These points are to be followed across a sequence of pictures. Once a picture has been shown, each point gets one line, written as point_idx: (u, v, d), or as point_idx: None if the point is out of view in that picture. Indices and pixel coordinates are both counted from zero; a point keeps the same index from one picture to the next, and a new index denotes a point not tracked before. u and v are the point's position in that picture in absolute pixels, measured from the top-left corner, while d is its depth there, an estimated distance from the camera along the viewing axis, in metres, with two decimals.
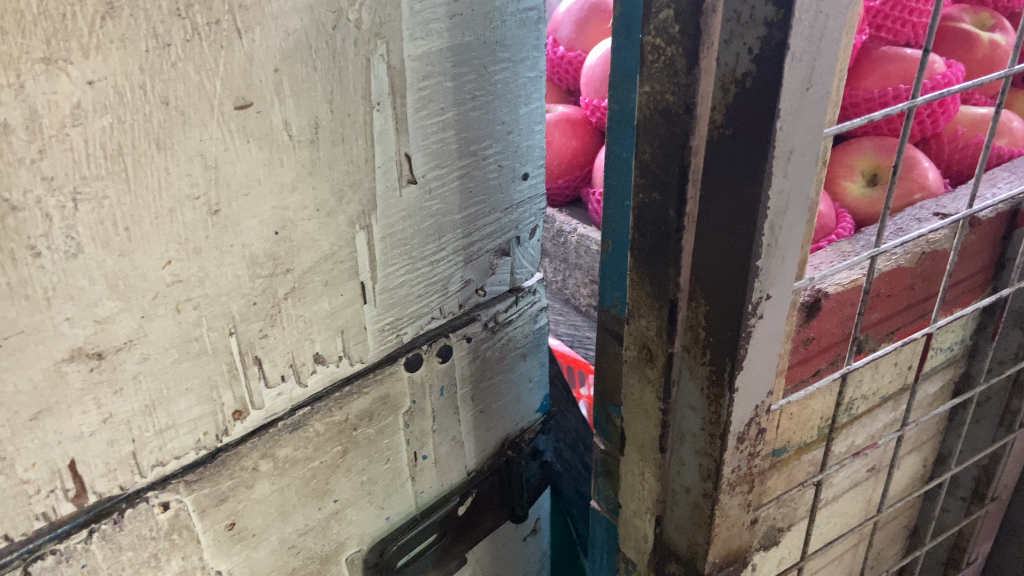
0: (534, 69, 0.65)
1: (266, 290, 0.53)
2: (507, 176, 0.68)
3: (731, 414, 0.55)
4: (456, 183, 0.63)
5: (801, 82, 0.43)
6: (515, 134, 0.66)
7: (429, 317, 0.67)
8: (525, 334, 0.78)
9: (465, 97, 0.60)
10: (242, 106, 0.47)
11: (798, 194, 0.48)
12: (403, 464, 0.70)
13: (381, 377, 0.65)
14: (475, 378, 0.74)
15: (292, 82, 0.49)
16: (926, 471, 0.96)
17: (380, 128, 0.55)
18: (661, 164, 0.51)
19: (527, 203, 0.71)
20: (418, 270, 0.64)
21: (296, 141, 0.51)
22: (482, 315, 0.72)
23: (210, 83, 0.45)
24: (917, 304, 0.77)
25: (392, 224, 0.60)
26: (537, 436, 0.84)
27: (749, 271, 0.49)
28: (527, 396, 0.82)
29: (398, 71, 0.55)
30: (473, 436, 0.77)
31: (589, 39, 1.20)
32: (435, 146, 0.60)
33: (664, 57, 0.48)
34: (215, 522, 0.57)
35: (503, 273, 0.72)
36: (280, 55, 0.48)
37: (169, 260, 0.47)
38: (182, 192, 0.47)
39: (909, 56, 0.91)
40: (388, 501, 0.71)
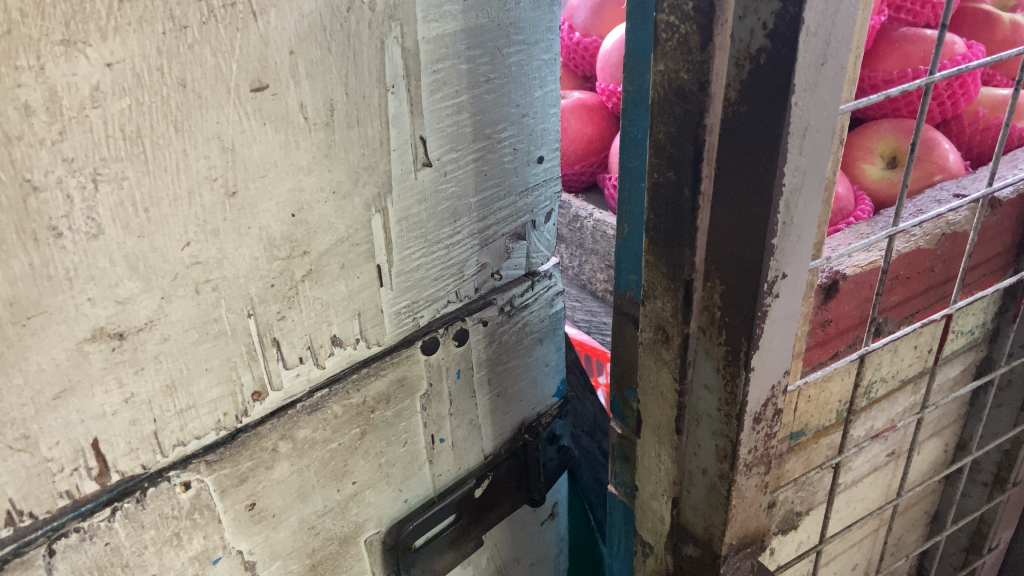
0: (548, 52, 0.65)
1: (283, 272, 0.54)
2: (523, 160, 0.68)
3: (747, 394, 0.55)
4: (471, 166, 0.63)
5: (817, 58, 0.43)
6: (530, 117, 0.66)
7: (445, 301, 0.67)
8: (541, 318, 0.78)
9: (480, 79, 0.60)
10: (258, 89, 0.48)
11: (814, 171, 0.47)
12: (421, 447, 0.71)
13: (398, 360, 0.65)
14: (492, 362, 0.74)
15: (308, 64, 0.49)
16: (946, 456, 0.95)
17: (394, 110, 0.56)
18: (675, 143, 0.51)
19: (542, 186, 0.71)
20: (434, 253, 0.64)
21: (311, 124, 0.51)
22: (498, 299, 0.72)
23: (227, 66, 0.46)
24: (937, 287, 0.76)
25: (408, 207, 0.60)
26: (554, 421, 0.85)
27: (765, 249, 0.49)
28: (543, 379, 0.82)
29: (413, 54, 0.55)
30: (490, 419, 0.77)
31: (605, 24, 1.20)
32: (449, 129, 0.60)
33: (678, 35, 0.48)
34: (236, 502, 0.58)
35: (518, 257, 0.72)
36: (296, 38, 0.48)
37: (188, 242, 0.48)
38: (200, 173, 0.47)
39: (928, 36, 0.90)
40: (406, 484, 0.71)
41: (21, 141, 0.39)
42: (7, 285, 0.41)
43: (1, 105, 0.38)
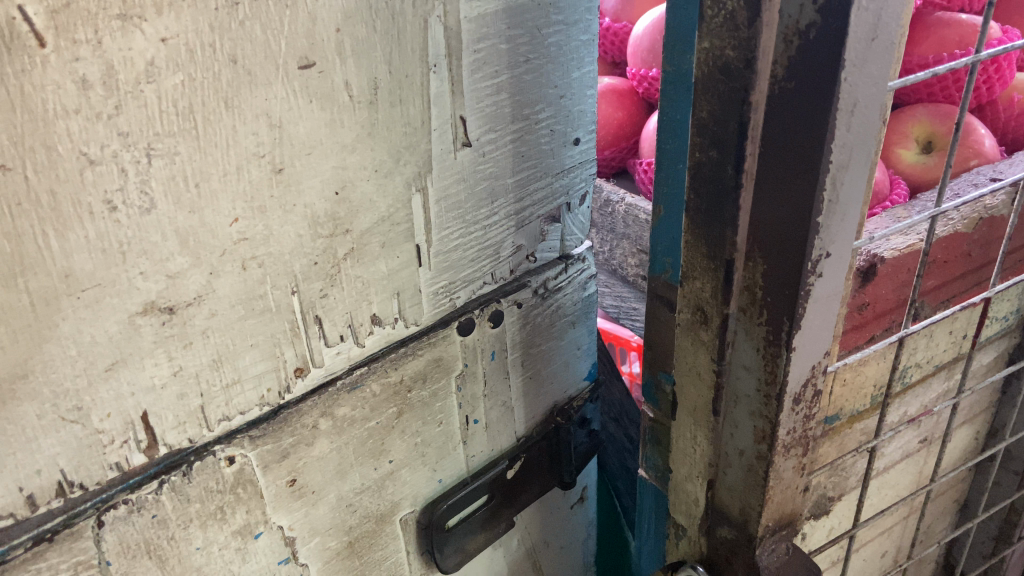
0: (587, 32, 0.65)
1: (326, 250, 0.54)
2: (559, 141, 0.68)
3: (788, 374, 0.54)
4: (510, 146, 0.63)
5: (868, 32, 0.43)
6: (567, 98, 0.66)
7: (481, 282, 0.68)
8: (573, 302, 0.78)
9: (519, 59, 0.60)
10: (306, 66, 0.48)
11: (861, 148, 0.47)
12: (455, 428, 0.72)
13: (434, 340, 0.66)
14: (525, 344, 0.74)
15: (353, 41, 0.50)
16: (977, 444, 0.94)
17: (436, 89, 0.56)
18: (718, 121, 0.51)
19: (577, 168, 0.71)
20: (471, 234, 0.64)
21: (355, 102, 0.52)
22: (533, 281, 0.72)
23: (276, 42, 0.46)
24: (973, 272, 0.75)
25: (447, 186, 0.60)
26: (586, 405, 0.85)
27: (810, 227, 0.48)
28: (575, 363, 0.82)
29: (455, 33, 0.55)
30: (523, 401, 0.78)
31: (635, 9, 1.19)
32: (489, 109, 0.60)
33: (725, 11, 0.48)
34: (277, 478, 0.59)
35: (553, 240, 0.72)
36: (342, 15, 0.49)
37: (236, 218, 0.49)
38: (249, 150, 0.48)
39: (964, 21, 0.89)
40: (440, 464, 0.72)
41: (78, 115, 0.40)
42: (63, 256, 0.42)
43: (60, 79, 0.39)
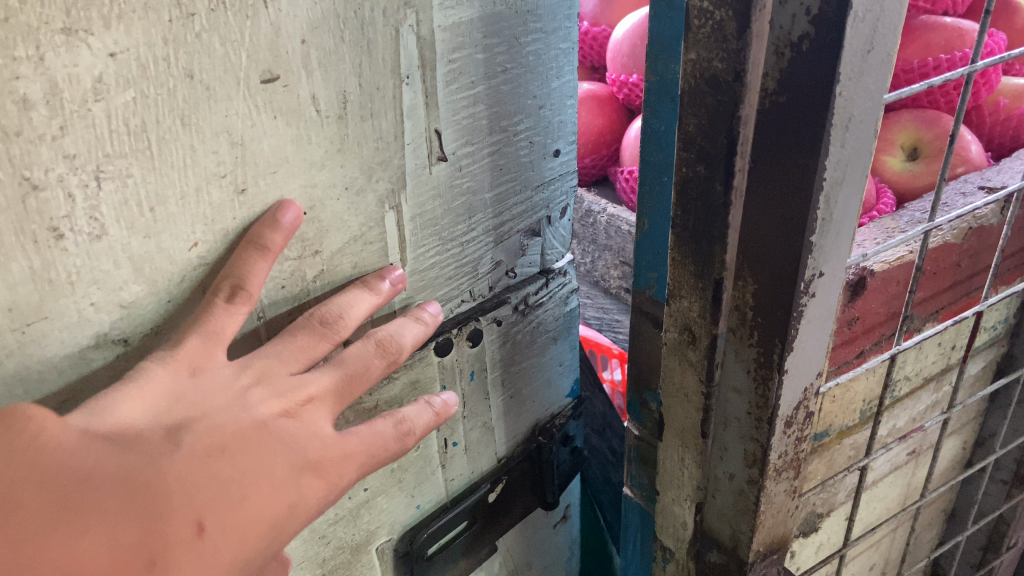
0: (566, 41, 0.62)
1: (294, 273, 0.52)
2: (539, 153, 0.65)
3: (780, 397, 0.52)
4: (487, 160, 0.61)
5: (864, 44, 0.40)
6: (546, 109, 0.64)
7: (458, 300, 0.65)
8: (555, 317, 0.76)
9: (496, 69, 0.58)
10: (269, 80, 0.45)
11: (856, 164, 0.45)
12: (434, 450, 0.70)
13: (411, 362, 0.63)
14: (505, 361, 0.72)
15: (320, 54, 0.47)
16: (965, 454, 0.93)
17: (409, 103, 0.53)
18: (706, 135, 0.49)
19: (558, 181, 0.69)
20: (448, 251, 0.62)
21: (323, 117, 0.49)
22: (513, 297, 0.70)
23: (236, 55, 0.43)
24: (962, 282, 0.74)
25: (422, 203, 0.58)
26: (569, 422, 0.84)
27: (802, 247, 0.46)
28: (556, 379, 0.80)
29: (428, 43, 0.52)
30: (503, 420, 0.76)
31: (614, 13, 1.16)
32: (465, 121, 0.57)
33: (712, 21, 0.46)
34: None
35: (533, 254, 0.70)
36: (308, 26, 0.45)
37: (195, 242, 0.46)
38: (208, 170, 0.45)
39: (949, 25, 0.87)
40: (418, 490, 0.71)
41: (19, 137, 0.37)
42: (6, 289, 0.39)
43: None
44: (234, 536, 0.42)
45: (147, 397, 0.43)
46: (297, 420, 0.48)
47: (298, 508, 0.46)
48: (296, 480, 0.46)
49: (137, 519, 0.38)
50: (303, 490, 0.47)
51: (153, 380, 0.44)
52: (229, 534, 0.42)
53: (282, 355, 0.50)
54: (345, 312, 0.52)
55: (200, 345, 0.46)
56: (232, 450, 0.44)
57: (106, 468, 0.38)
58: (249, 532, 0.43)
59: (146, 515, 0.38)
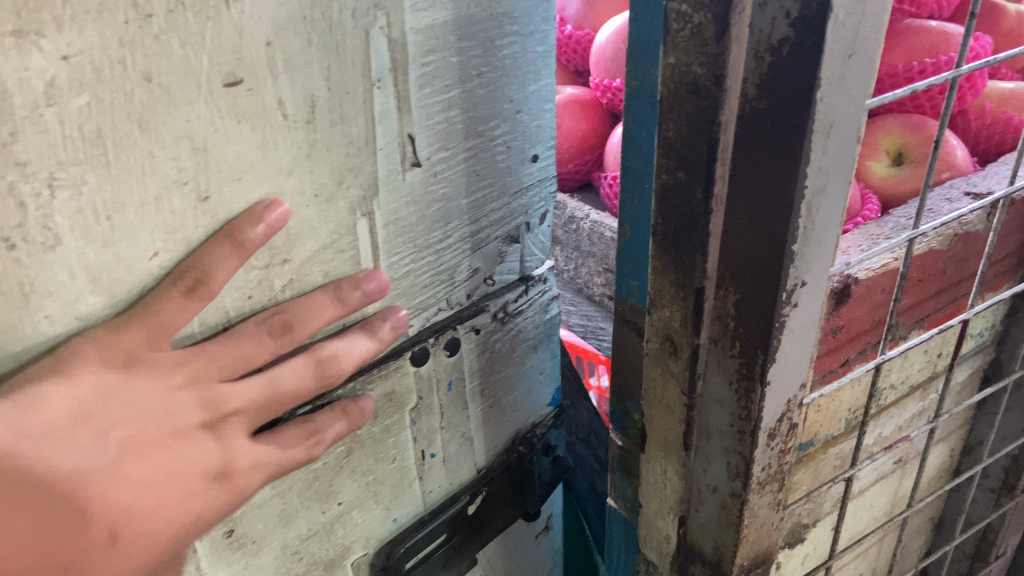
0: (543, 44, 0.62)
1: (262, 282, 0.51)
2: (517, 159, 0.65)
3: (763, 409, 0.51)
4: (462, 166, 0.60)
5: (845, 48, 0.39)
6: (523, 113, 0.63)
7: (435, 309, 0.64)
8: (535, 325, 0.76)
9: (471, 73, 0.57)
10: (232, 83, 0.44)
11: (838, 171, 0.44)
12: (411, 462, 0.69)
13: (385, 372, 0.62)
14: (484, 370, 0.72)
15: (286, 55, 0.46)
16: (952, 462, 0.92)
17: (380, 106, 0.52)
18: (686, 142, 0.48)
19: (536, 187, 0.68)
20: (423, 259, 0.61)
21: (290, 122, 0.48)
22: (491, 305, 0.69)
23: (196, 58, 0.42)
24: (948, 290, 0.73)
25: (396, 210, 0.57)
26: (549, 431, 0.83)
27: (784, 256, 0.45)
28: (536, 389, 0.80)
29: (399, 46, 0.52)
30: (482, 431, 0.75)
31: (598, 17, 1.15)
32: (440, 125, 0.57)
33: (690, 25, 0.45)
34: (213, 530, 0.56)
35: (512, 262, 0.69)
36: (273, 27, 0.45)
37: (156, 252, 0.45)
38: (169, 177, 0.44)
39: (934, 29, 0.86)
40: (395, 502, 0.70)
41: None
42: None
43: None
44: (144, 532, 0.46)
45: (76, 392, 0.42)
46: (220, 422, 0.50)
47: (209, 504, 0.49)
48: (206, 488, 0.49)
49: (44, 523, 0.41)
50: (210, 497, 0.49)
51: (85, 372, 0.43)
52: (144, 528, 0.46)
53: (241, 349, 0.49)
54: (310, 317, 0.52)
55: (144, 335, 0.45)
56: (153, 451, 0.46)
57: (21, 471, 0.40)
58: (161, 527, 0.47)
59: (56, 516, 0.42)
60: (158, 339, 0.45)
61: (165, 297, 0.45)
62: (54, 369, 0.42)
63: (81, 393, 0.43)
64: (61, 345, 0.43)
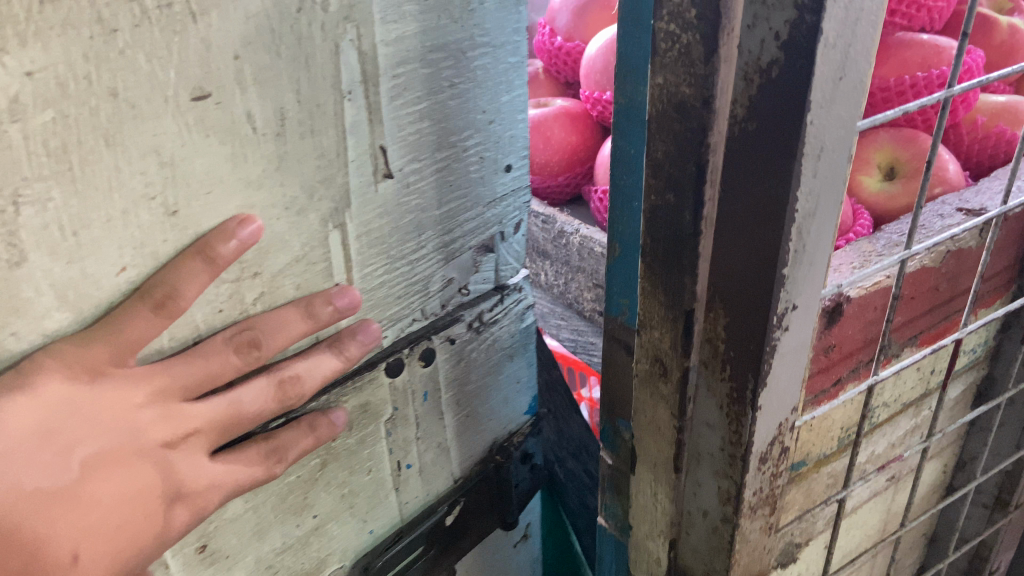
0: (515, 55, 0.62)
1: (232, 296, 0.51)
2: (490, 168, 0.64)
3: (754, 433, 0.50)
4: (435, 176, 0.60)
5: (835, 70, 0.38)
6: (496, 123, 0.63)
7: (410, 319, 0.64)
8: (511, 334, 0.75)
9: (442, 84, 0.57)
10: (200, 97, 0.44)
11: (828, 194, 0.43)
12: (387, 474, 0.69)
13: (360, 384, 0.62)
14: (460, 380, 0.72)
15: (255, 70, 0.46)
16: (945, 478, 0.91)
17: (352, 118, 0.52)
18: (674, 162, 0.47)
19: (511, 196, 0.68)
20: (397, 270, 0.61)
21: (259, 135, 0.48)
22: (466, 315, 0.69)
23: (163, 73, 0.42)
24: (940, 306, 0.72)
25: (368, 222, 0.57)
26: (526, 440, 0.83)
27: (775, 280, 0.44)
28: (514, 398, 0.80)
29: (370, 58, 0.51)
30: (458, 440, 0.75)
31: (588, 28, 1.14)
32: (412, 137, 0.57)
33: (679, 45, 0.44)
34: (187, 546, 0.55)
35: (486, 271, 0.69)
36: (241, 41, 0.44)
37: (124, 267, 0.45)
38: (136, 191, 0.43)
39: (926, 42, 0.86)
40: (371, 515, 0.70)
41: None
42: None
43: None
44: (103, 549, 0.45)
45: (40, 406, 0.42)
46: (179, 442, 0.49)
47: (168, 523, 0.49)
48: (164, 510, 0.49)
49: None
50: (169, 518, 0.49)
51: (51, 386, 0.42)
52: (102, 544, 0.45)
53: (208, 367, 0.49)
54: (278, 334, 0.52)
55: (109, 352, 0.44)
56: (113, 467, 0.46)
57: None
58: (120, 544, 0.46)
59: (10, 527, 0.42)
60: (125, 354, 0.45)
61: (134, 311, 0.45)
62: (18, 384, 0.41)
63: (45, 408, 0.42)
64: (24, 360, 0.42)
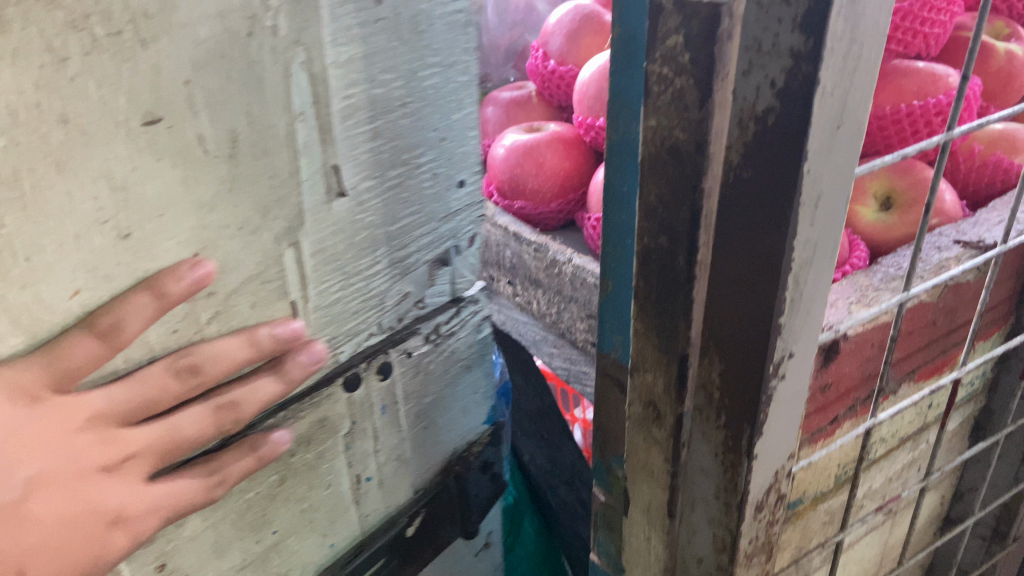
0: (465, 74, 0.62)
1: (187, 315, 0.50)
2: (443, 184, 0.65)
3: (749, 483, 0.49)
4: (390, 194, 0.60)
5: (832, 120, 0.37)
6: (449, 140, 0.63)
7: (366, 333, 0.64)
8: (467, 345, 0.76)
9: (394, 104, 0.57)
10: (152, 122, 0.43)
11: (826, 242, 0.42)
12: (346, 489, 0.68)
13: (319, 400, 0.62)
14: (418, 392, 0.72)
15: (206, 94, 0.45)
16: (943, 509, 0.90)
17: (303, 139, 0.52)
18: (668, 206, 0.46)
19: (464, 211, 0.69)
20: (353, 285, 0.61)
21: (212, 157, 0.47)
22: (422, 328, 0.69)
23: (114, 99, 0.41)
24: (938, 340, 0.71)
25: (323, 240, 0.57)
26: (485, 448, 0.83)
27: (771, 330, 0.43)
28: (472, 408, 0.80)
29: (321, 80, 0.51)
30: (416, 452, 0.75)
31: (581, 52, 1.13)
32: (366, 156, 0.57)
33: (672, 89, 0.42)
34: (144, 564, 0.55)
35: (442, 284, 0.70)
36: (192, 66, 0.44)
37: (77, 290, 0.44)
38: (90, 216, 0.43)
39: (923, 70, 0.85)
40: (331, 529, 0.69)
41: None
42: None
43: None
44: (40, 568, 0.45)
45: None
46: (118, 465, 0.48)
47: (109, 545, 0.48)
48: (104, 532, 0.48)
49: None
50: (108, 541, 0.48)
51: None
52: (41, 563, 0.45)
53: (149, 390, 0.48)
54: (217, 359, 0.51)
55: (46, 377, 0.43)
56: (50, 488, 0.45)
57: None
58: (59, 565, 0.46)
59: None
60: (63, 380, 0.44)
61: (78, 339, 0.44)
62: None
63: None
64: None
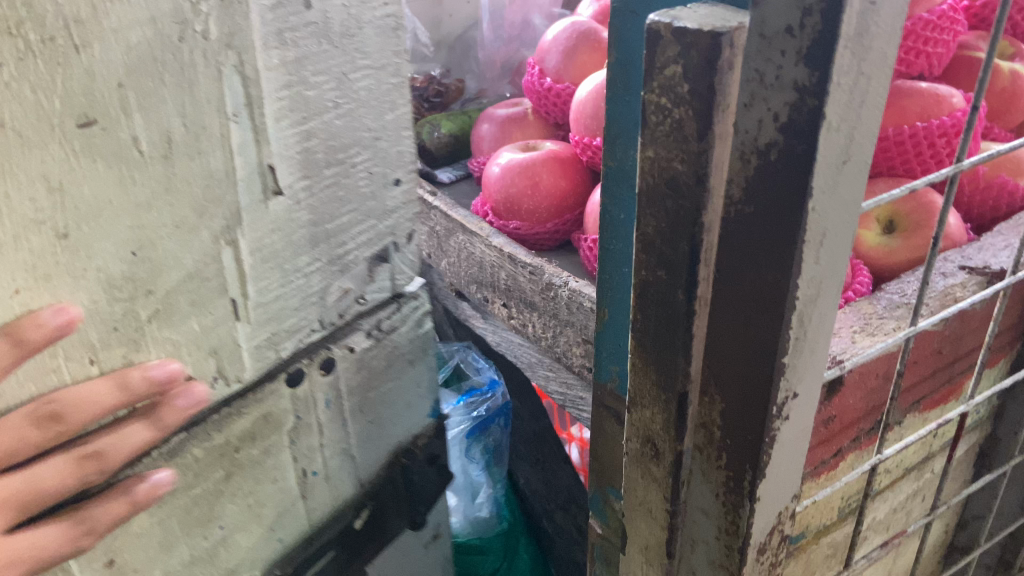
0: (398, 76, 0.60)
1: (126, 314, 0.48)
2: (380, 183, 0.63)
3: (751, 524, 0.47)
4: (328, 192, 0.58)
5: (838, 155, 0.36)
6: (383, 141, 0.61)
7: (308, 330, 0.62)
8: (411, 341, 0.74)
9: (327, 105, 0.55)
10: (85, 125, 0.42)
11: (831, 280, 0.40)
12: (291, 483, 0.67)
13: (259, 397, 0.60)
14: (363, 389, 0.70)
15: (139, 95, 0.44)
16: (948, 537, 0.88)
17: (239, 140, 0.50)
18: (667, 240, 0.42)
19: (403, 209, 0.66)
20: (293, 283, 0.59)
21: (148, 159, 0.46)
22: (364, 324, 0.68)
23: (48, 101, 0.40)
24: (943, 369, 0.69)
25: (261, 238, 0.54)
26: (430, 442, 0.81)
27: (775, 370, 0.41)
28: (419, 403, 0.78)
29: (255, 81, 0.50)
30: (362, 445, 0.73)
31: (578, 69, 1.11)
32: (299, 156, 0.55)
33: (671, 119, 0.39)
34: (92, 563, 0.53)
35: (383, 282, 0.68)
36: (125, 69, 0.43)
37: (17, 289, 0.43)
38: (27, 216, 0.42)
39: (925, 90, 0.83)
40: (278, 523, 0.67)
41: None
42: None
43: None
44: None
45: None
46: None
47: None
48: None
49: None
50: None
51: None
52: None
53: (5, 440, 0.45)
54: (82, 407, 0.47)
55: None
56: None
57: None
58: None
59: None
60: None
61: None
62: None
63: None
64: None
